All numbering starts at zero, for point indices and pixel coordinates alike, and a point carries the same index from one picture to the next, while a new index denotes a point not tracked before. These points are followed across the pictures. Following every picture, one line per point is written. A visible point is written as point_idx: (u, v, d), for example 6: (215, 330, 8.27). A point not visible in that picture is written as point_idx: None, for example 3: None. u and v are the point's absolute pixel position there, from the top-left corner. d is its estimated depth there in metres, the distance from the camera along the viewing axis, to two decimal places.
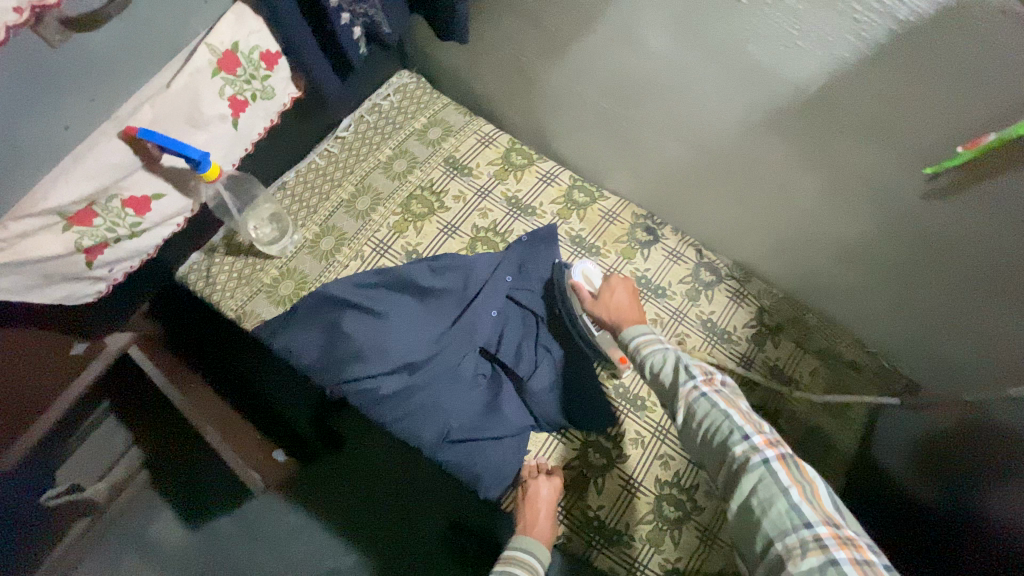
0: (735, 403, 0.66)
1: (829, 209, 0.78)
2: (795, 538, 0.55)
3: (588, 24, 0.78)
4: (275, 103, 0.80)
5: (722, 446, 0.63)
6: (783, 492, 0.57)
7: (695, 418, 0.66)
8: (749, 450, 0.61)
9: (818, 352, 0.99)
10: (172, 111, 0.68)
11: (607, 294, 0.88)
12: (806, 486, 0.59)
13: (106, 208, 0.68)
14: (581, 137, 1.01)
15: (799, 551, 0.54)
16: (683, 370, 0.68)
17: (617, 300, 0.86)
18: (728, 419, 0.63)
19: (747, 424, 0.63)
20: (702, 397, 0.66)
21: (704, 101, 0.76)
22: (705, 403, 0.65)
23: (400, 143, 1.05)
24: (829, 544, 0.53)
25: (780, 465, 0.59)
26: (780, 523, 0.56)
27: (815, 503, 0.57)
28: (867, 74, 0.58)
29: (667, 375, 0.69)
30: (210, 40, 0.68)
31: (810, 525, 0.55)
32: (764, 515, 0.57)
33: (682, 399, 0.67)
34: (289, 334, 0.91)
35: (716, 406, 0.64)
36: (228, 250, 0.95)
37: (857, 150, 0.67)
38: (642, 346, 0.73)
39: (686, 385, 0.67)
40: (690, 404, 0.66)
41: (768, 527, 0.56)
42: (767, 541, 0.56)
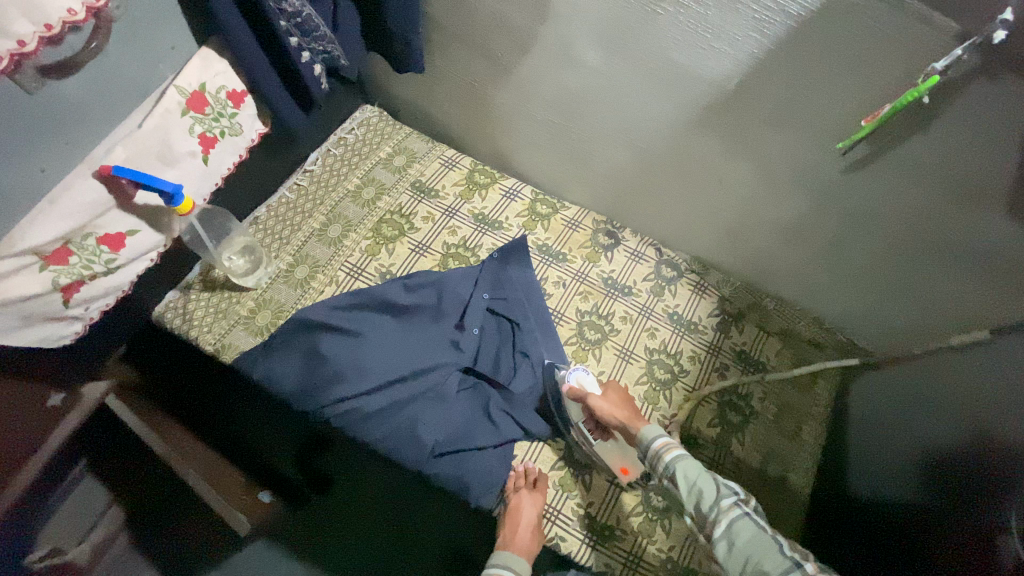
0: (772, 530, 0.68)
1: (765, 195, 0.85)
2: None
3: (529, 47, 0.85)
4: (242, 139, 0.84)
5: (775, 569, 0.63)
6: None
7: (740, 537, 0.66)
8: (800, 575, 0.62)
9: (779, 333, 1.05)
10: (144, 150, 0.72)
11: (613, 400, 0.88)
12: None
13: (82, 246, 0.70)
14: (536, 152, 1.08)
15: None
16: (724, 487, 0.71)
17: (621, 407, 0.87)
18: (775, 547, 0.65)
19: (794, 551, 0.65)
20: (747, 517, 0.68)
21: (641, 107, 0.83)
22: (751, 525, 0.67)
23: (367, 172, 1.10)
24: None
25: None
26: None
27: None
28: (776, 64, 0.65)
29: (706, 492, 0.70)
30: (178, 82, 0.73)
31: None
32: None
33: (725, 514, 0.68)
34: (269, 361, 0.93)
35: (763, 532, 0.66)
36: (204, 286, 0.97)
37: (781, 136, 0.74)
38: (673, 448, 0.75)
39: (729, 503, 0.69)
40: (734, 521, 0.67)
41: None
42: None
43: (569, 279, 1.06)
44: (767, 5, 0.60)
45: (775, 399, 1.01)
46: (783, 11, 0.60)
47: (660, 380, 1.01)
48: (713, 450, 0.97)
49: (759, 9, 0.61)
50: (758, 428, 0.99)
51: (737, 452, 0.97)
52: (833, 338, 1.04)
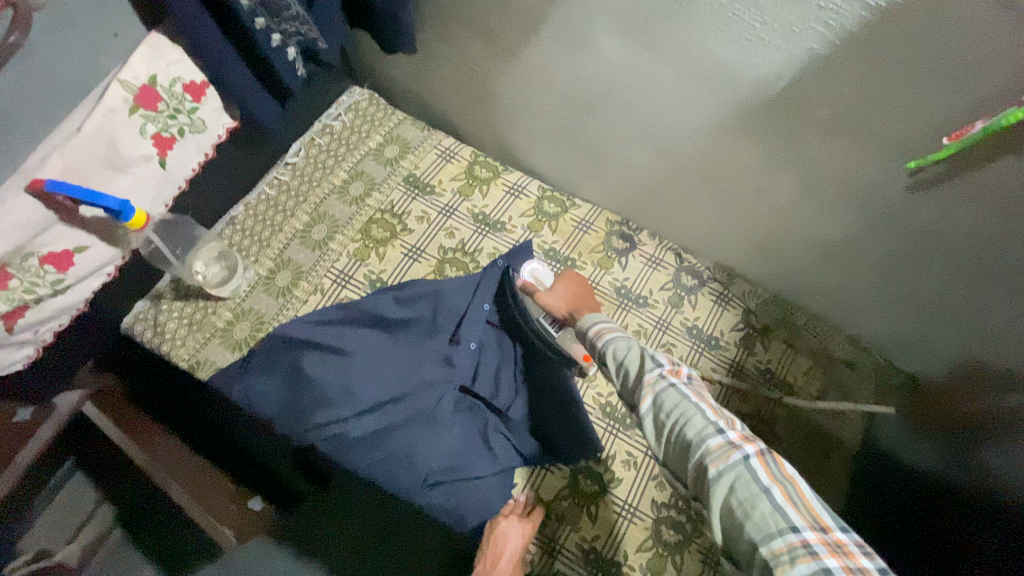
0: (704, 397, 0.60)
1: (807, 207, 0.73)
2: (782, 543, 0.48)
3: (537, 29, 0.72)
4: (208, 136, 0.73)
5: (694, 440, 0.55)
6: (763, 493, 0.50)
7: (663, 410, 0.58)
8: (720, 440, 0.54)
9: (809, 351, 0.95)
10: (85, 158, 0.62)
11: (562, 288, 0.86)
12: (788, 485, 0.52)
13: (22, 268, 0.62)
14: (543, 145, 0.96)
15: (787, 558, 0.47)
16: (650, 359, 0.62)
17: (570, 292, 0.86)
18: (699, 412, 0.57)
19: (718, 418, 0.56)
20: (670, 387, 0.59)
21: (667, 104, 0.70)
22: (675, 394, 0.58)
23: (356, 165, 0.99)
24: (818, 552, 0.47)
25: (760, 462, 0.53)
26: (766, 526, 0.49)
27: (800, 503, 0.51)
28: (839, 64, 0.53)
29: (633, 367, 0.63)
30: (122, 75, 0.62)
31: (797, 529, 0.48)
32: (747, 519, 0.50)
33: (647, 388, 0.60)
34: (248, 381, 0.85)
35: (687, 399, 0.58)
36: (176, 295, 0.88)
37: (836, 146, 0.62)
38: (604, 333, 0.68)
39: (652, 375, 0.60)
40: (658, 394, 0.59)
41: (752, 532, 0.49)
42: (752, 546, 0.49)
43: None
44: None
45: (800, 424, 0.93)
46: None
47: None
48: None
49: None
50: (781, 455, 0.91)
51: None
52: (867, 357, 0.94)
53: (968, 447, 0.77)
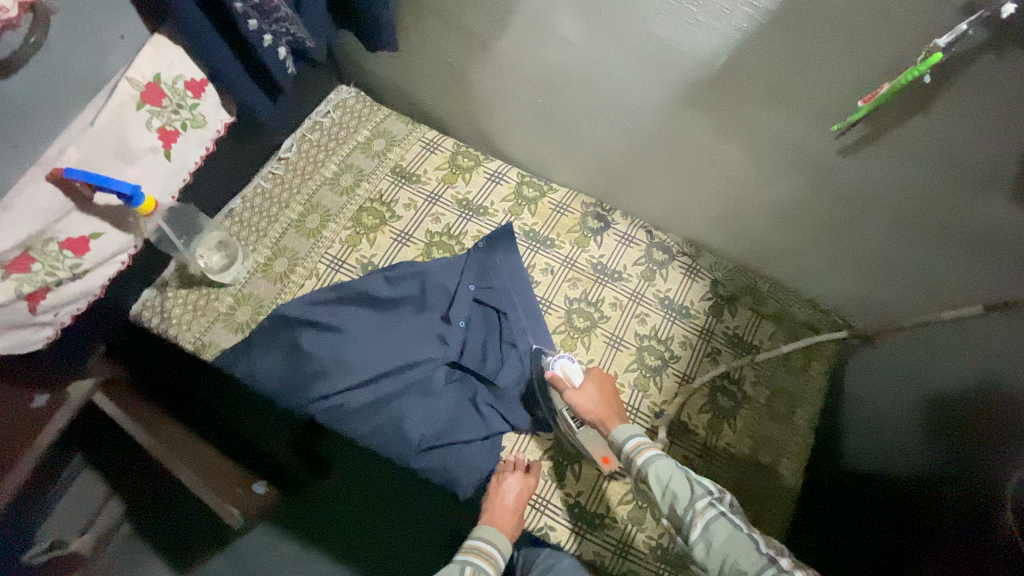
0: (747, 527, 0.67)
1: (757, 177, 0.81)
2: None
3: (506, 23, 0.79)
4: (208, 131, 0.80)
5: (751, 570, 0.61)
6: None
7: (716, 538, 0.64)
8: (775, 572, 0.61)
9: (773, 316, 1.03)
10: (100, 150, 0.68)
11: (593, 389, 0.85)
12: None
13: (44, 252, 0.68)
14: (519, 132, 1.03)
15: None
16: (698, 486, 0.69)
17: (601, 399, 0.84)
18: (751, 546, 0.63)
19: (770, 549, 0.63)
20: (721, 517, 0.65)
21: (625, 87, 0.78)
22: (726, 525, 0.65)
23: (346, 158, 1.06)
24: None
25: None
26: None
27: None
28: (765, 40, 0.60)
29: (682, 493, 0.68)
30: (131, 74, 0.68)
31: None
32: None
33: (700, 515, 0.66)
34: (251, 359, 0.91)
35: (738, 532, 0.65)
36: (181, 283, 0.94)
37: (774, 116, 0.69)
38: (645, 450, 0.72)
39: (702, 504, 0.66)
40: (710, 523, 0.65)
41: None
42: None
43: (557, 265, 1.03)
44: None
45: (767, 384, 1.00)
46: None
47: (650, 367, 0.99)
48: (703, 436, 0.96)
49: None
50: (749, 413, 0.98)
51: (728, 438, 0.97)
52: (826, 319, 1.01)
53: (949, 428, 0.75)
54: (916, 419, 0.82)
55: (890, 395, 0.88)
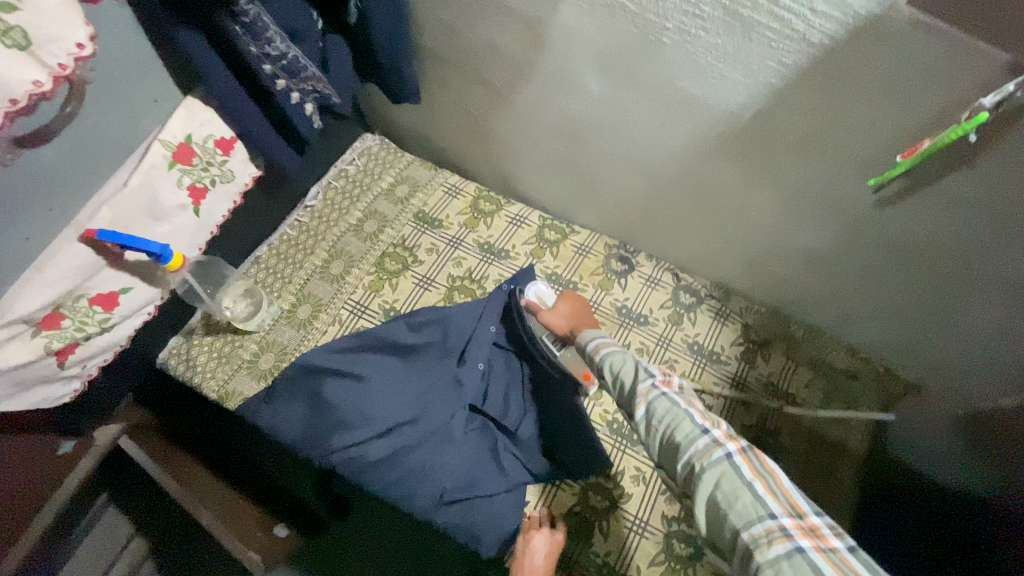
0: (692, 403, 0.64)
1: (788, 224, 0.78)
2: (760, 527, 0.52)
3: (528, 75, 0.79)
4: (236, 184, 0.81)
5: (684, 444, 0.59)
6: (746, 485, 0.54)
7: (654, 416, 0.62)
8: (707, 440, 0.58)
9: (810, 362, 0.98)
10: (131, 210, 0.70)
11: (563, 307, 0.93)
12: (770, 478, 0.55)
13: (73, 309, 0.69)
14: (541, 177, 1.02)
15: (765, 540, 0.51)
16: (642, 369, 0.66)
17: (572, 314, 0.92)
18: (686, 417, 0.61)
19: (706, 420, 0.60)
20: (661, 395, 0.63)
21: (647, 136, 0.76)
22: (667, 402, 0.62)
23: (369, 204, 1.07)
24: (794, 534, 0.51)
25: (743, 459, 0.56)
26: (746, 513, 0.53)
27: (781, 495, 0.54)
28: (797, 94, 0.58)
29: (628, 378, 0.67)
30: (163, 136, 0.71)
31: (775, 515, 0.52)
32: (729, 506, 0.54)
33: (641, 397, 0.64)
34: (272, 409, 0.90)
35: (677, 408, 0.61)
36: (207, 330, 0.95)
37: (808, 165, 0.66)
38: (602, 349, 0.73)
39: (644, 385, 0.64)
40: (651, 402, 0.63)
41: (733, 517, 0.53)
42: (734, 532, 0.53)
43: None
44: (785, 34, 0.52)
45: (806, 435, 0.94)
46: (804, 40, 0.52)
47: None
48: None
49: (776, 38, 0.53)
50: (788, 467, 0.93)
51: None
52: (867, 365, 0.97)
53: (979, 442, 0.74)
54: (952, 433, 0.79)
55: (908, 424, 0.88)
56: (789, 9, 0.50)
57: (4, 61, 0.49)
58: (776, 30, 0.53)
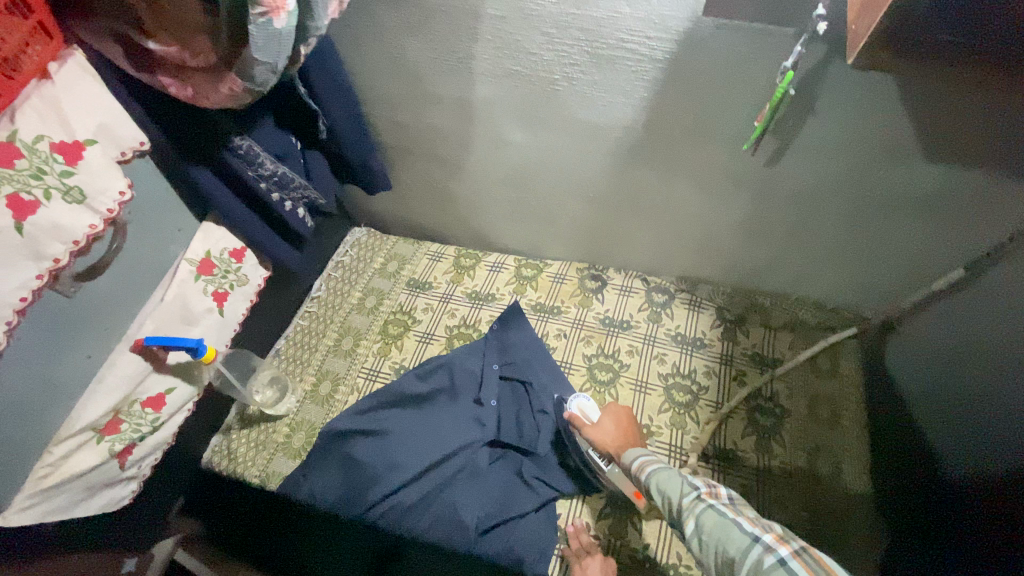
0: (741, 512, 0.65)
1: (714, 206, 0.91)
2: None
3: (469, 144, 0.96)
4: (251, 286, 0.97)
5: (737, 554, 0.60)
6: None
7: (703, 529, 0.63)
8: (761, 548, 0.59)
9: (785, 326, 1.06)
10: (168, 319, 0.84)
11: (609, 422, 0.91)
12: None
13: (129, 413, 0.81)
14: (505, 225, 1.17)
15: None
16: (686, 484, 0.69)
17: (618, 429, 0.90)
18: (737, 529, 0.62)
19: (756, 528, 0.61)
20: (708, 507, 0.65)
21: (574, 166, 0.92)
22: (713, 513, 0.64)
23: (367, 284, 1.22)
24: None
25: (799, 563, 0.57)
26: None
27: None
28: (667, 100, 0.73)
29: (674, 495, 0.70)
30: (188, 255, 0.86)
31: None
32: None
33: (688, 511, 0.66)
34: (310, 480, 0.98)
35: (725, 517, 0.63)
36: (242, 424, 1.06)
37: (703, 152, 0.80)
38: (647, 465, 0.76)
39: (691, 499, 0.67)
40: (698, 516, 0.65)
41: None
42: None
43: (569, 328, 1.12)
44: (638, 58, 0.69)
45: (802, 392, 1.00)
46: (653, 59, 0.68)
47: (681, 403, 1.01)
48: (755, 461, 0.95)
49: (633, 64, 0.70)
50: (794, 426, 0.97)
51: (781, 455, 0.95)
52: (836, 315, 1.05)
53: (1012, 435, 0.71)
54: (982, 420, 0.77)
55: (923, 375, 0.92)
56: (631, 40, 0.67)
57: (67, 212, 0.66)
58: (631, 58, 0.69)
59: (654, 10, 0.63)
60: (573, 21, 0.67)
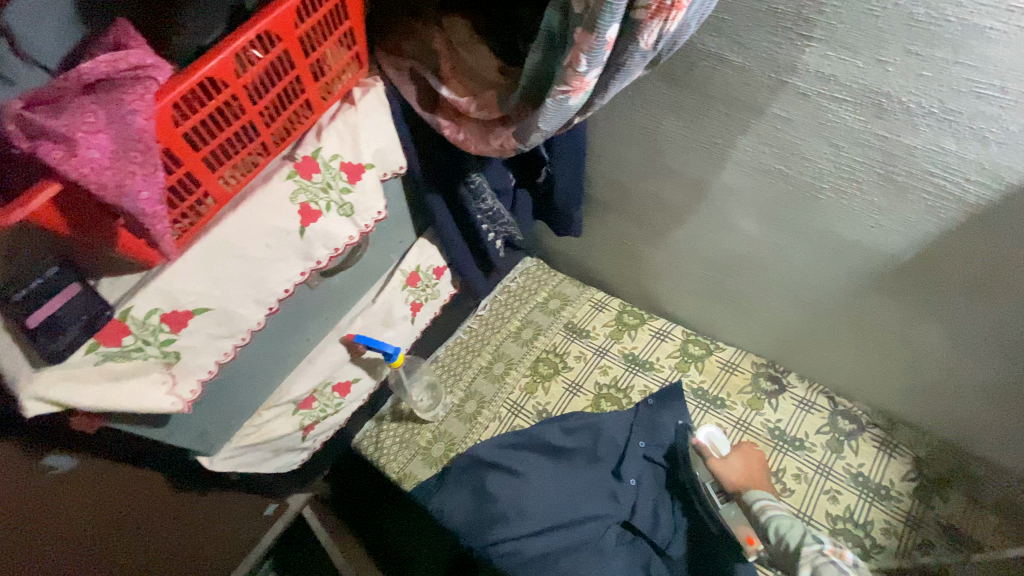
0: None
1: (959, 357, 0.78)
2: None
3: (684, 218, 0.92)
4: (438, 300, 1.03)
5: None
6: None
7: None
8: None
9: (996, 507, 0.91)
10: (372, 319, 0.91)
11: (737, 461, 0.95)
12: None
13: (322, 394, 0.90)
14: (684, 299, 1.12)
15: None
16: (809, 536, 0.80)
17: (745, 469, 0.94)
18: None
19: None
20: (828, 561, 0.76)
21: (798, 271, 0.85)
22: (832, 567, 0.75)
23: (528, 315, 1.24)
24: None
25: None
26: None
27: None
28: (959, 243, 0.64)
29: (795, 541, 0.80)
30: (403, 266, 0.93)
31: None
32: None
33: (806, 559, 0.77)
34: (443, 495, 1.02)
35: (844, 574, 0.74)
36: (393, 417, 1.12)
37: (976, 304, 0.70)
38: (767, 508, 0.86)
39: (812, 550, 0.78)
40: (818, 565, 0.76)
41: None
42: None
43: (730, 427, 1.04)
44: (943, 196, 0.61)
45: None
46: (964, 201, 0.60)
47: (847, 554, 0.90)
48: None
49: (934, 199, 0.62)
50: None
51: None
52: None
53: None
54: None
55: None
56: (943, 176, 0.59)
57: (337, 223, 0.74)
58: (932, 193, 0.61)
59: (993, 157, 0.55)
60: (876, 143, 0.61)
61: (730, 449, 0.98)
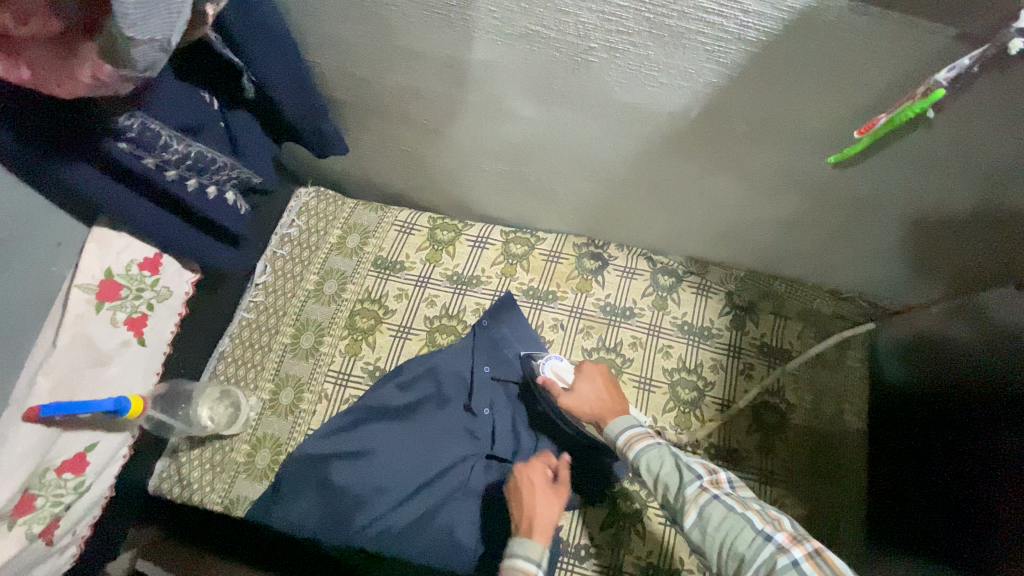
0: (748, 504, 0.62)
1: (752, 199, 0.76)
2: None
3: (455, 110, 0.72)
4: (176, 298, 0.76)
5: (748, 550, 0.57)
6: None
7: (709, 524, 0.60)
8: (773, 548, 0.56)
9: (796, 314, 0.99)
10: (70, 368, 0.64)
11: (585, 385, 0.81)
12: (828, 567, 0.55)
13: (43, 486, 0.65)
14: (490, 197, 0.97)
15: None
16: (687, 470, 0.64)
17: (597, 392, 0.80)
18: (746, 524, 0.59)
19: (766, 524, 0.58)
20: (714, 499, 0.61)
21: (588, 146, 0.73)
22: (720, 506, 0.60)
23: (324, 264, 1.02)
24: (788, 547, 0.56)
25: (812, 566, 0.55)
26: None
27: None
28: (742, 88, 0.55)
29: (671, 481, 0.64)
30: (80, 280, 0.64)
31: (786, 549, 0.56)
32: None
33: (692, 502, 0.61)
34: (285, 506, 0.86)
35: (732, 511, 0.60)
36: (192, 444, 0.90)
37: (760, 150, 0.64)
38: (634, 443, 0.69)
39: (694, 489, 0.62)
40: (703, 507, 0.61)
41: None
42: None
43: (566, 318, 1.00)
44: (720, 37, 0.49)
45: (808, 386, 0.97)
46: (740, 40, 0.49)
47: (687, 401, 0.95)
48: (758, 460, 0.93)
49: (708, 41, 0.50)
50: (798, 421, 0.94)
51: (783, 453, 0.93)
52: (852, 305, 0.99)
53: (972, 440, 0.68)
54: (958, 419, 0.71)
55: (916, 411, 0.82)
56: (718, 15, 0.47)
57: None
58: (706, 35, 0.49)
59: None
60: None
61: (577, 372, 0.85)
